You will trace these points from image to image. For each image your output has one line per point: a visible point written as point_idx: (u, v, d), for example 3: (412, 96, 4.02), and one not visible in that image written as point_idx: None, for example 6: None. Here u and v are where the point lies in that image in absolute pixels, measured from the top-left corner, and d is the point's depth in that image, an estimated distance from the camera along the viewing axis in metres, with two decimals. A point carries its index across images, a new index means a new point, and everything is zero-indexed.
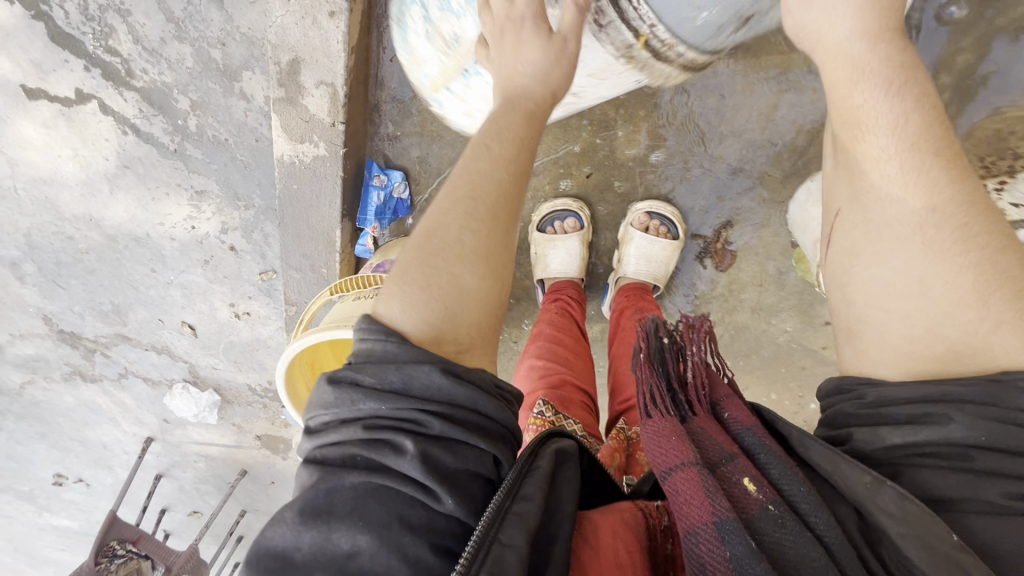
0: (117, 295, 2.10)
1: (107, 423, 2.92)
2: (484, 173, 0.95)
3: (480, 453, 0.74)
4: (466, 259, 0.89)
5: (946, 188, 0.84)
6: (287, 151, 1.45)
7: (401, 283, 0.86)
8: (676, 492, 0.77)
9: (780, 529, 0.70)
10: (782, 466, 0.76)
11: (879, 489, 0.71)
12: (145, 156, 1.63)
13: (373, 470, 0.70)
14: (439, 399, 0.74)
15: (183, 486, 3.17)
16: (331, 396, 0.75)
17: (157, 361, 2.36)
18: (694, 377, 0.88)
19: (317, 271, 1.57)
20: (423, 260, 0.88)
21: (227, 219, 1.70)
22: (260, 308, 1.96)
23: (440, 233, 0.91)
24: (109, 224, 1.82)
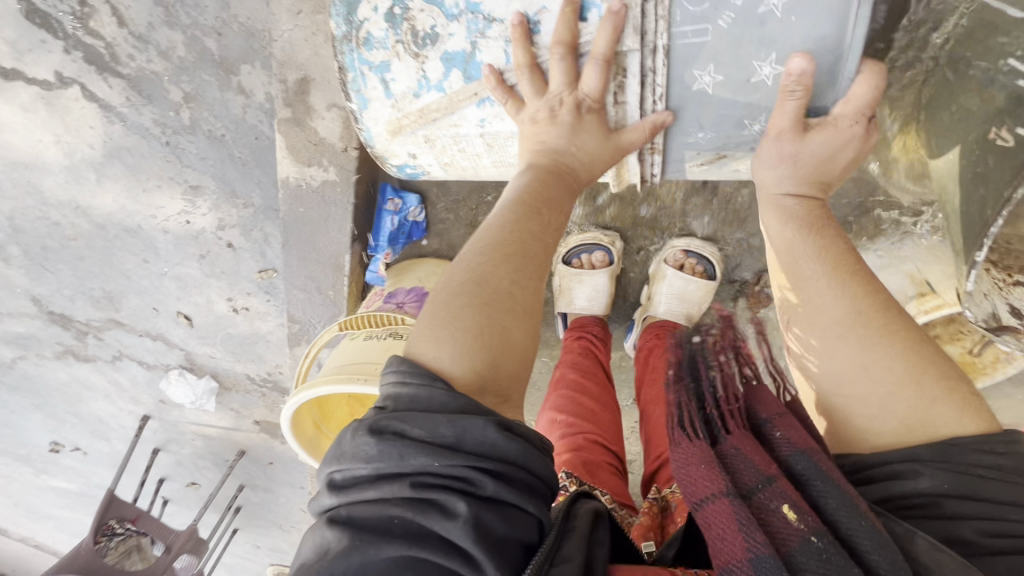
0: (108, 282, 2.00)
1: (102, 399, 2.87)
2: (531, 225, 0.94)
3: (527, 516, 0.69)
4: (517, 311, 0.85)
5: (859, 288, 0.90)
6: (292, 173, 1.36)
7: (454, 326, 0.79)
8: (708, 525, 0.68)
9: (827, 565, 0.61)
10: (839, 497, 0.67)
11: (911, 536, 0.66)
12: (135, 147, 1.51)
13: (415, 539, 0.63)
14: (492, 456, 0.68)
15: (181, 460, 3.17)
16: (375, 448, 0.68)
17: (152, 347, 2.29)
18: (726, 389, 0.79)
19: (323, 292, 1.48)
20: (474, 303, 0.82)
21: (224, 216, 1.60)
22: (259, 305, 1.88)
23: (494, 281, 0.85)
24: (98, 213, 1.70)
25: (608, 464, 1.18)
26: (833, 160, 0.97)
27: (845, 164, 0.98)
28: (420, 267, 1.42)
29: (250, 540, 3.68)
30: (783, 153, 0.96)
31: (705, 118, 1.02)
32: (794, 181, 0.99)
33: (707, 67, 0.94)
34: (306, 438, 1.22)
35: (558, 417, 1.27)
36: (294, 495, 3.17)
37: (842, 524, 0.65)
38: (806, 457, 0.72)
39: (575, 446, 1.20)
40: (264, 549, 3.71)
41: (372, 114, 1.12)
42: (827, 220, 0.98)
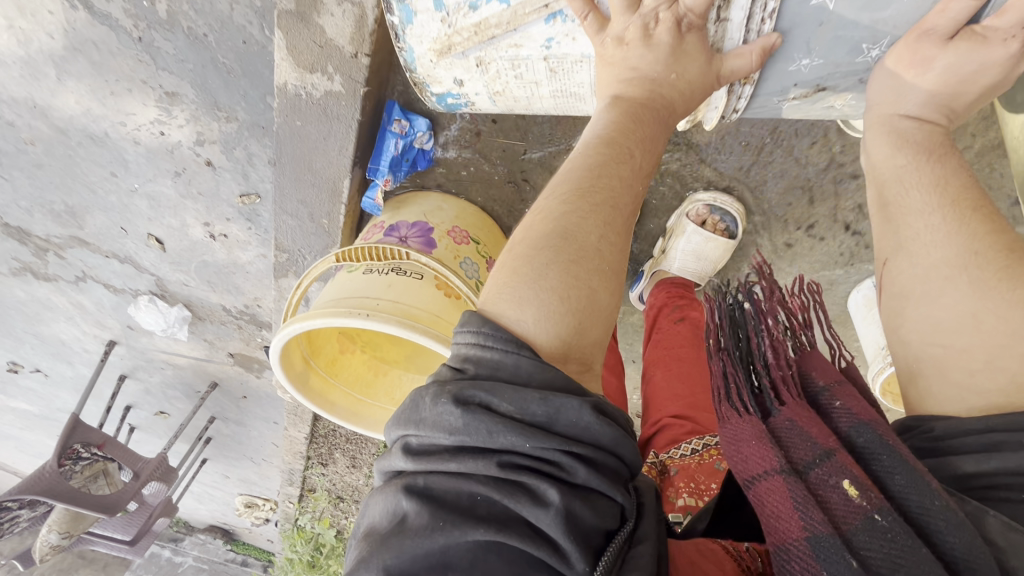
0: (71, 195, 1.84)
1: (64, 321, 2.72)
2: (625, 162, 0.84)
3: (612, 501, 0.65)
4: (606, 271, 0.77)
5: (982, 231, 0.83)
6: (292, 79, 1.19)
7: (538, 285, 0.73)
8: (762, 503, 0.67)
9: (890, 545, 0.57)
10: (907, 473, 0.63)
11: (980, 515, 0.62)
12: (102, 42, 1.33)
13: (501, 521, 0.59)
14: (585, 441, 0.64)
15: (149, 388, 3.10)
16: (461, 420, 0.62)
17: (120, 269, 2.15)
18: (777, 354, 0.77)
19: (316, 221, 1.39)
20: (563, 259, 0.75)
21: (204, 130, 1.46)
22: (239, 232, 1.77)
23: (581, 234, 0.77)
24: (59, 115, 1.54)
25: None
26: (962, 91, 0.89)
27: (979, 92, 0.89)
28: (422, 201, 1.33)
29: (219, 470, 3.70)
30: (912, 61, 0.88)
31: (817, 45, 0.91)
32: (918, 100, 0.90)
33: None
34: (296, 373, 1.16)
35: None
36: (266, 429, 3.16)
37: (909, 501, 0.61)
38: (869, 429, 0.68)
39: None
40: (232, 480, 3.75)
41: (420, 25, 1.00)
42: (950, 147, 0.90)
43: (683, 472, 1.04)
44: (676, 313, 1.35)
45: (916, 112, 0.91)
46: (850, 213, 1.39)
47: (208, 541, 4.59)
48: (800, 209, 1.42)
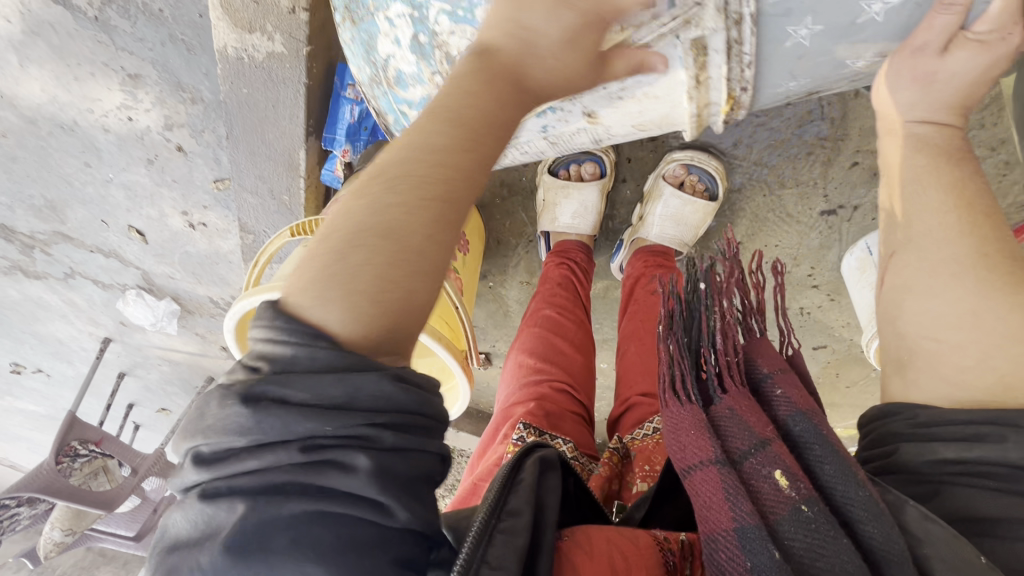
0: (49, 189, 1.81)
1: (59, 320, 2.72)
2: (483, 139, 0.72)
3: (429, 458, 0.62)
4: (434, 264, 0.66)
5: (993, 230, 0.80)
6: (232, 42, 1.13)
7: (347, 287, 0.61)
8: (695, 492, 0.69)
9: (814, 535, 0.62)
10: (835, 462, 0.68)
11: (903, 505, 0.67)
12: (58, 23, 1.29)
13: (312, 510, 0.55)
14: (387, 411, 0.59)
15: (148, 385, 3.10)
16: (248, 420, 0.56)
17: (106, 264, 2.13)
18: (725, 340, 0.74)
19: (279, 198, 1.36)
20: (382, 252, 0.63)
21: (170, 114, 1.42)
22: (217, 220, 1.74)
23: (407, 231, 0.64)
24: (26, 104, 1.50)
25: (572, 413, 1.10)
26: (973, 91, 0.83)
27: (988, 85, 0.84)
28: None
29: None
30: (912, 75, 0.84)
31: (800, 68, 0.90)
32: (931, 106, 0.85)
33: (803, 21, 0.81)
34: None
35: (526, 360, 1.19)
36: None
37: (835, 491, 0.66)
38: (805, 418, 0.71)
39: (539, 395, 1.11)
40: None
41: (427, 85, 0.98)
42: (967, 150, 0.84)
43: (641, 452, 1.01)
44: (650, 283, 1.29)
45: (929, 116, 0.85)
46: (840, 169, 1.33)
47: None
48: (785, 168, 1.36)
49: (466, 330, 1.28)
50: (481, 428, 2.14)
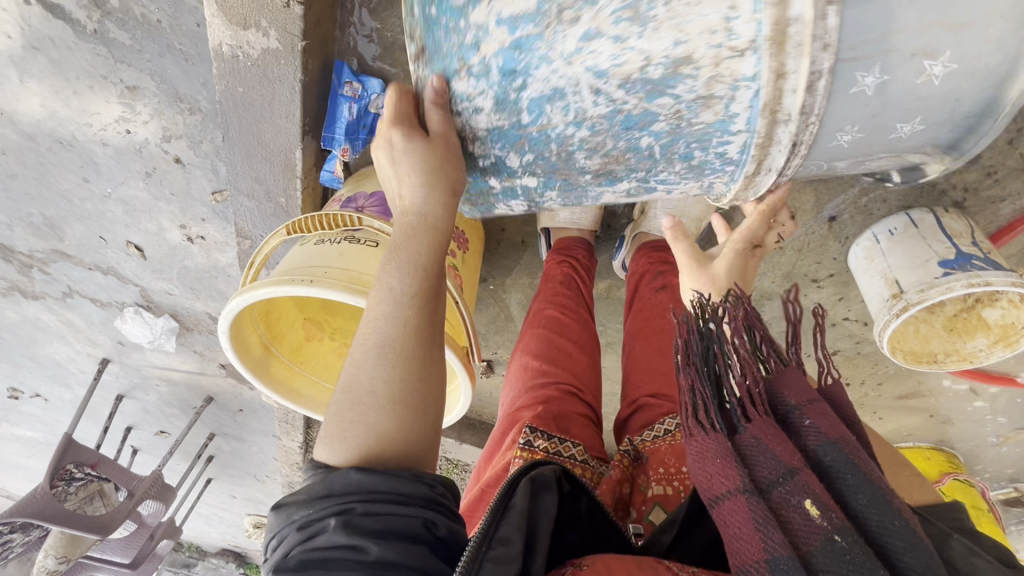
0: (48, 207, 1.82)
1: (57, 341, 2.70)
2: (404, 285, 0.86)
3: (407, 519, 0.72)
4: (384, 402, 0.80)
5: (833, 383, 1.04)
6: (228, 40, 1.12)
7: (326, 437, 0.80)
8: (725, 523, 0.72)
9: (850, 566, 0.63)
10: (870, 492, 0.68)
11: (947, 541, 0.71)
12: (58, 37, 1.29)
13: (307, 563, 0.69)
14: (357, 490, 0.73)
15: (147, 407, 3.06)
16: (273, 518, 0.77)
17: (104, 282, 2.12)
18: (747, 370, 0.78)
19: (278, 200, 1.36)
20: (344, 406, 0.80)
21: (169, 125, 1.42)
22: (216, 233, 1.73)
23: (353, 386, 0.81)
24: (25, 120, 1.51)
25: (580, 415, 1.08)
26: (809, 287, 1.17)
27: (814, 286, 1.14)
28: None
29: (224, 489, 3.69)
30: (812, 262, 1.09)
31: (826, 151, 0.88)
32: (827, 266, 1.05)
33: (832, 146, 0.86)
34: (255, 359, 1.14)
35: (531, 362, 1.17)
36: (265, 443, 3.13)
37: (872, 521, 0.67)
38: (836, 447, 0.72)
39: (544, 399, 1.08)
40: (239, 499, 3.76)
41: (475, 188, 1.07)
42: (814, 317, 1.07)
43: (654, 456, 0.99)
44: (656, 280, 1.27)
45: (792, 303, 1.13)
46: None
47: (221, 565, 4.53)
48: None
49: (469, 329, 1.22)
50: (484, 439, 2.10)
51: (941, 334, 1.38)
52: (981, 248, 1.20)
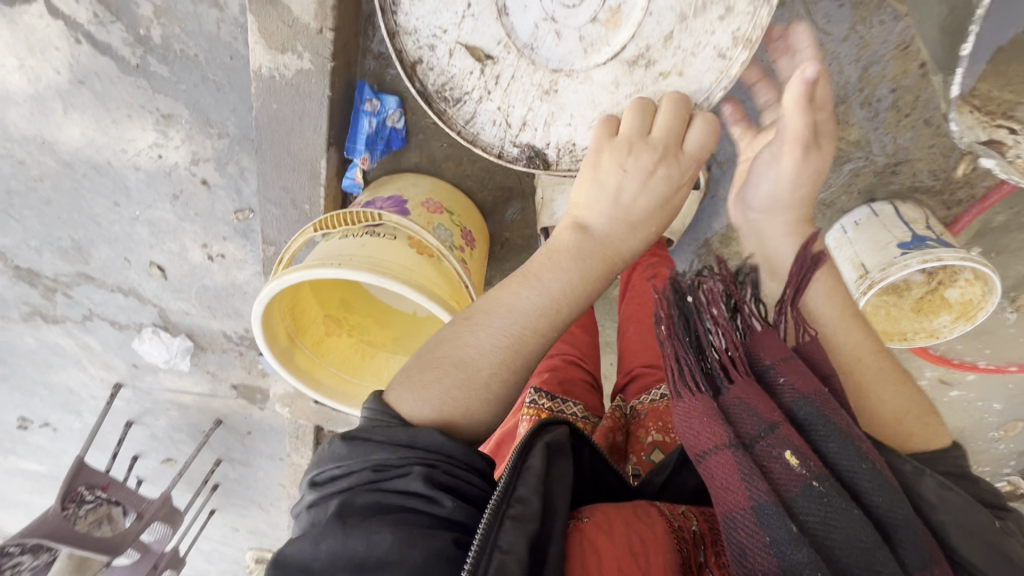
0: (78, 230, 1.93)
1: (73, 367, 2.78)
2: (560, 308, 0.84)
3: (473, 484, 0.77)
4: (494, 403, 0.82)
5: (865, 336, 0.96)
6: (265, 63, 1.26)
7: (432, 395, 0.80)
8: (711, 476, 0.75)
9: (826, 507, 0.69)
10: (838, 441, 0.74)
11: (921, 476, 0.77)
12: (104, 72, 1.44)
13: (388, 507, 0.70)
14: (439, 451, 0.76)
15: (156, 434, 3.10)
16: (345, 448, 0.76)
17: (125, 303, 2.22)
18: (727, 338, 0.83)
19: (300, 208, 1.48)
20: (456, 379, 0.81)
21: (198, 149, 1.56)
22: (236, 251, 1.84)
23: (473, 365, 0.82)
24: (65, 149, 1.65)
25: (581, 380, 1.20)
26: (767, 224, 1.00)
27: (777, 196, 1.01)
28: (398, 180, 1.44)
29: (228, 521, 3.68)
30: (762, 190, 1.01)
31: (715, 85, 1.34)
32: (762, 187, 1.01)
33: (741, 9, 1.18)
34: (281, 347, 1.23)
35: None
36: (272, 467, 3.15)
37: (845, 467, 0.73)
38: (809, 402, 0.77)
39: (551, 366, 1.21)
40: (242, 532, 3.73)
41: (477, 128, 1.25)
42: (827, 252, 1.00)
43: (651, 413, 1.09)
44: (649, 268, 1.38)
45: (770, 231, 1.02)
46: None
47: None
48: None
49: None
50: None
51: (909, 315, 1.51)
52: (934, 231, 1.36)
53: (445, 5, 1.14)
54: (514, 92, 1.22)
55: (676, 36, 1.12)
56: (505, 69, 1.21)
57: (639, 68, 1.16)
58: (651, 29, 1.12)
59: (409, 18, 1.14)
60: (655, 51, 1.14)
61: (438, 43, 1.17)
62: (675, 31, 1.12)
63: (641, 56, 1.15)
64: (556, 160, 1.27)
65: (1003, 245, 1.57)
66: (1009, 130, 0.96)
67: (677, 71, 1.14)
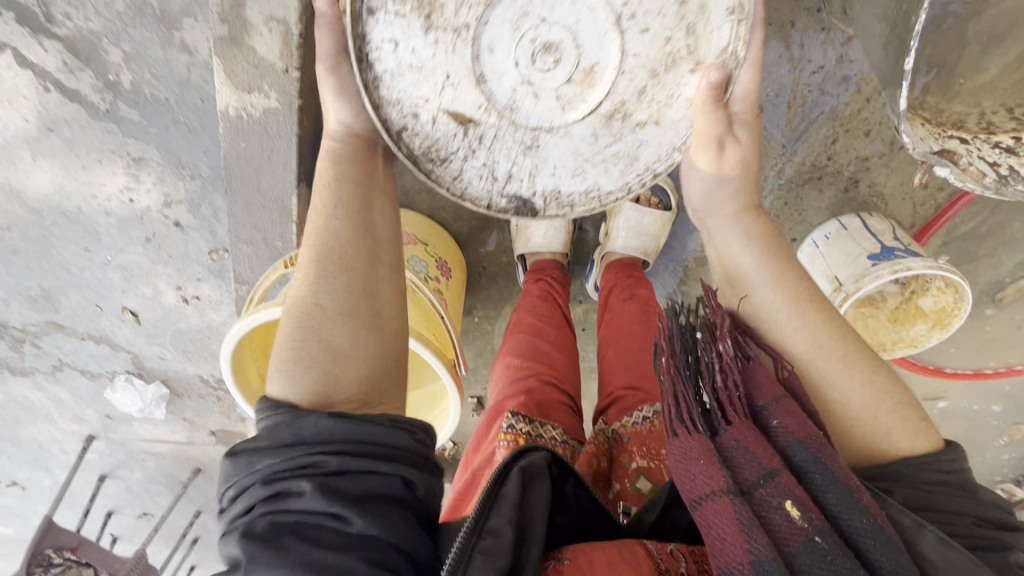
0: (47, 278, 1.88)
1: (42, 420, 2.67)
2: (336, 198, 0.89)
3: (384, 476, 0.75)
4: (334, 320, 0.84)
5: (825, 325, 0.93)
6: (232, 103, 1.25)
7: (285, 363, 0.81)
8: (709, 524, 0.78)
9: (826, 564, 0.72)
10: (837, 492, 0.79)
11: (921, 532, 0.79)
12: (73, 118, 1.43)
13: (286, 519, 0.72)
14: (329, 441, 0.75)
15: (130, 487, 2.97)
16: (231, 464, 0.76)
17: (97, 351, 2.15)
18: (727, 377, 0.87)
19: (274, 243, 1.47)
20: (299, 330, 0.83)
21: (170, 192, 1.54)
22: (211, 292, 1.81)
23: (301, 308, 0.85)
24: (34, 196, 1.62)
25: (560, 403, 1.17)
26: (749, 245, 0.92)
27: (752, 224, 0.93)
28: None
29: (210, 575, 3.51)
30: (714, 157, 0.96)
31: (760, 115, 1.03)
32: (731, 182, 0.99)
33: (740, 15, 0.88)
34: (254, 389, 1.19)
35: (514, 361, 1.26)
36: None
37: (841, 519, 0.77)
38: (804, 448, 0.82)
39: (528, 388, 1.17)
40: None
41: (465, 182, 1.01)
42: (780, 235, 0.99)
43: (635, 438, 1.09)
44: (625, 291, 1.38)
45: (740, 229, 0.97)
46: (777, 149, 1.54)
47: None
48: None
49: (456, 339, 1.23)
50: None
51: (887, 326, 1.52)
52: (902, 242, 1.38)
53: (424, 76, 0.93)
54: (497, 147, 1.00)
55: (650, 91, 0.96)
56: (487, 130, 0.99)
57: (615, 122, 1.00)
58: (637, 85, 0.96)
59: (391, 92, 0.92)
60: (631, 104, 0.98)
61: (420, 112, 0.95)
62: (651, 87, 0.96)
63: (617, 110, 0.99)
64: (543, 207, 1.04)
65: (973, 254, 1.61)
66: (960, 140, 1.02)
67: (653, 120, 0.99)
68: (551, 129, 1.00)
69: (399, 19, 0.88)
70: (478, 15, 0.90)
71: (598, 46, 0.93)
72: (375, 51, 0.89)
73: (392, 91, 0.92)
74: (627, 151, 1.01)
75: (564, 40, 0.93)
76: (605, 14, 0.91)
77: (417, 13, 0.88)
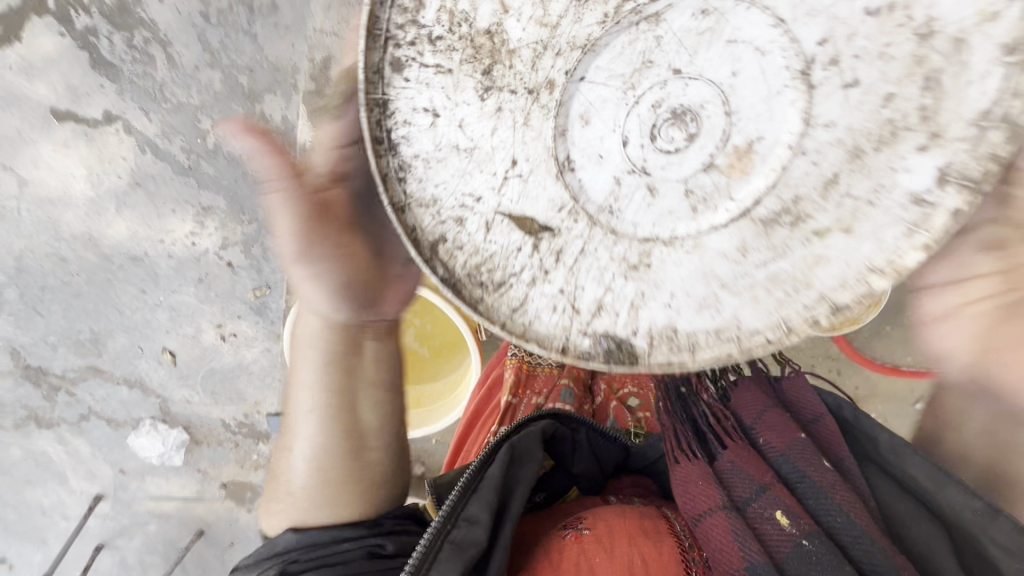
0: (100, 321, 2.10)
1: (53, 480, 2.62)
2: (319, 384, 1.06)
3: (342, 554, 1.00)
4: (312, 496, 1.05)
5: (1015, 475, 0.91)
6: (310, 137, 1.57)
7: (275, 516, 1.08)
8: (710, 536, 0.91)
9: (813, 564, 0.83)
10: (815, 494, 0.93)
11: (995, 517, 0.86)
12: (159, 174, 1.75)
13: None
14: (298, 542, 1.01)
15: (124, 560, 2.70)
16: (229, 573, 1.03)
17: (127, 397, 2.30)
18: (720, 414, 1.04)
19: None
20: (282, 496, 1.08)
21: (229, 235, 1.83)
22: (248, 329, 2.01)
23: (281, 475, 1.09)
24: (108, 243, 1.90)
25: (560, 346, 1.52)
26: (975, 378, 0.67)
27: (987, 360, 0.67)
28: None
29: None
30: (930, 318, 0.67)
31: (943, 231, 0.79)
32: None
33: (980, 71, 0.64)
34: None
35: None
36: None
37: (829, 522, 0.90)
38: (787, 460, 0.98)
39: None
40: None
41: (532, 313, 0.77)
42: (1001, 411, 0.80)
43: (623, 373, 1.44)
44: None
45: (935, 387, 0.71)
46: None
47: None
48: None
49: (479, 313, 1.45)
50: None
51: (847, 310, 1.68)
52: None
53: (476, 160, 0.74)
54: (582, 269, 0.77)
55: (841, 181, 0.70)
56: (569, 241, 0.77)
57: (778, 228, 0.73)
58: (818, 175, 0.71)
59: (426, 186, 0.74)
60: (805, 202, 0.72)
61: (466, 215, 0.76)
62: (844, 173, 0.70)
63: (780, 211, 0.73)
64: (647, 348, 0.76)
65: None
66: None
67: (841, 226, 0.71)
68: (671, 240, 0.77)
69: (440, 76, 0.71)
70: (567, 68, 0.73)
71: (764, 117, 0.73)
72: (403, 127, 0.72)
73: (425, 184, 0.74)
74: (792, 271, 0.72)
75: (702, 107, 0.74)
76: (783, 61, 0.70)
77: (471, 66, 0.71)
